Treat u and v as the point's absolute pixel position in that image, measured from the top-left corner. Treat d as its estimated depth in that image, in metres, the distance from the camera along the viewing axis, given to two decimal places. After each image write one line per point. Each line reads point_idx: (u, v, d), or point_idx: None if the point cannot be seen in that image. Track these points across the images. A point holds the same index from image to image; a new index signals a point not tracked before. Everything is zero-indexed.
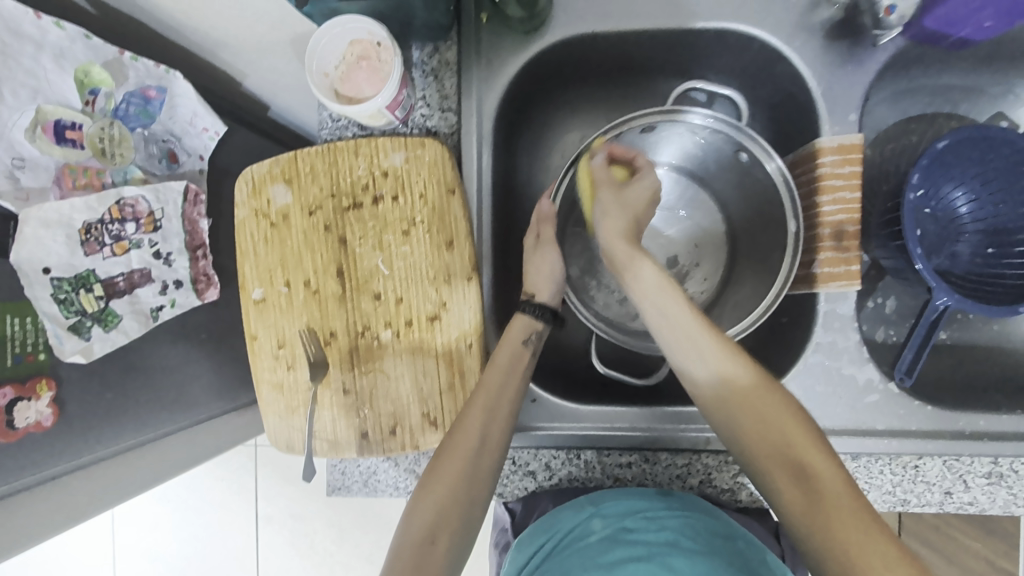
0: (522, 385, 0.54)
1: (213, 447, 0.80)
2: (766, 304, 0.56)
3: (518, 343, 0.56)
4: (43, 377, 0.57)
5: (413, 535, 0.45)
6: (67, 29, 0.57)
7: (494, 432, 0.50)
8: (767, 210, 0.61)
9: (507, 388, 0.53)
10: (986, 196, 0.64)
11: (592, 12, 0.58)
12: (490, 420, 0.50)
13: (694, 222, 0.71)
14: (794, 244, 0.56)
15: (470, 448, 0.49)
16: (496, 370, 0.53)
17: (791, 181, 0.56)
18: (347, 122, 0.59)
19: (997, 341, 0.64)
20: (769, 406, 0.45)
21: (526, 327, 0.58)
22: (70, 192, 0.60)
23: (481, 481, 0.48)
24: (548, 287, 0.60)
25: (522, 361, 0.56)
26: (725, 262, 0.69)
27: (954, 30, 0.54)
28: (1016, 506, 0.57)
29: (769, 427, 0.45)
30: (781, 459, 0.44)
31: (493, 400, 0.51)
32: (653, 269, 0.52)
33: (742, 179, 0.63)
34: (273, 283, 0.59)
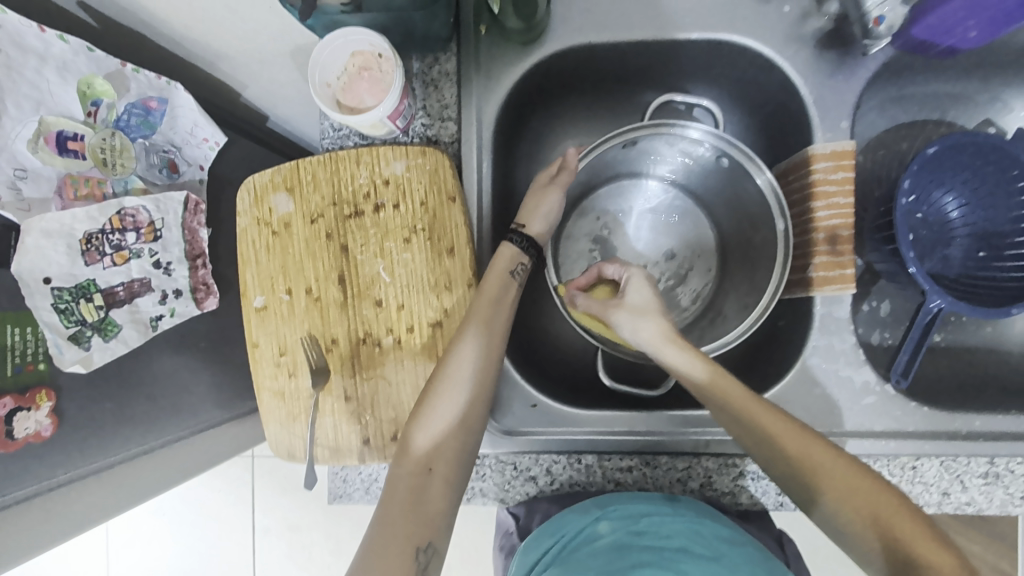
0: (510, 311, 0.56)
1: (212, 457, 0.80)
2: (759, 310, 0.57)
3: (505, 273, 0.56)
4: (44, 388, 0.56)
5: (410, 467, 0.49)
6: (71, 42, 0.58)
7: (484, 371, 0.52)
8: (755, 220, 0.62)
9: (495, 317, 0.54)
10: (977, 200, 0.66)
11: (589, 24, 0.59)
12: (481, 357, 0.52)
13: (684, 232, 0.72)
14: (785, 251, 0.57)
15: (462, 386, 0.51)
16: (484, 300, 0.54)
17: (781, 194, 0.57)
18: (348, 131, 0.60)
19: (991, 342, 0.65)
20: (838, 466, 0.45)
21: (512, 257, 0.57)
22: (72, 202, 0.60)
23: (471, 415, 0.52)
24: (539, 222, 0.60)
25: (510, 292, 0.56)
26: (715, 272, 0.70)
27: (945, 38, 0.55)
28: (1013, 505, 0.57)
29: (840, 487, 0.45)
30: (862, 521, 0.43)
31: (484, 333, 0.53)
32: (649, 326, 0.54)
33: (731, 191, 0.64)
34: (274, 290, 0.59)
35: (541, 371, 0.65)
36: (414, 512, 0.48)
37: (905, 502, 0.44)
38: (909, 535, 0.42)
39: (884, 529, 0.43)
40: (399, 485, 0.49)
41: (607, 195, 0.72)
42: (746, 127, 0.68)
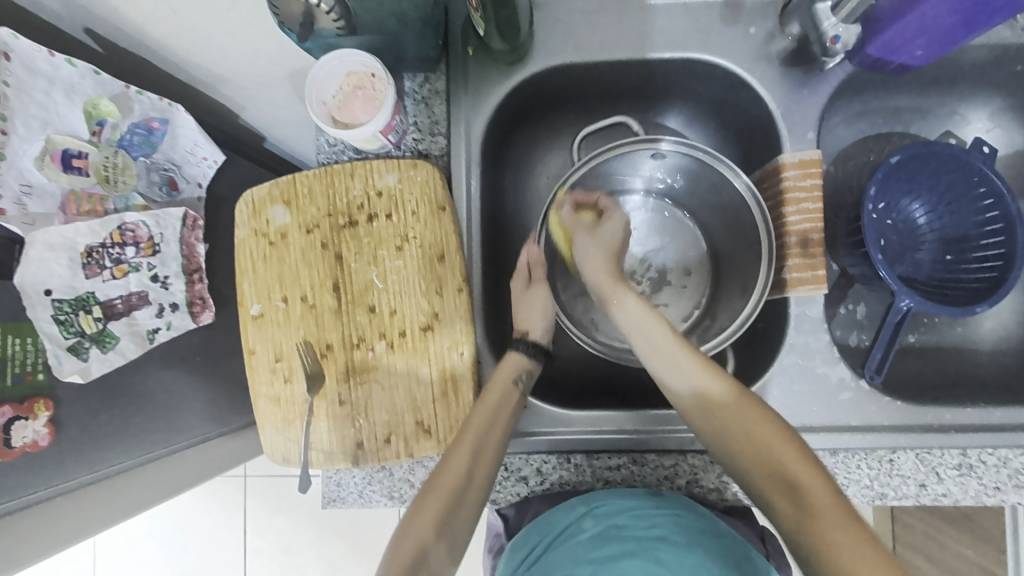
0: (513, 418, 0.57)
1: (205, 470, 0.80)
2: (744, 316, 0.60)
3: (510, 381, 0.58)
4: (41, 398, 0.57)
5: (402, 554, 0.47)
6: (79, 66, 0.61)
7: (484, 458, 0.53)
8: (741, 228, 0.65)
9: (496, 425, 0.55)
10: (942, 206, 0.69)
11: (569, 45, 0.63)
12: (482, 450, 0.53)
13: (676, 245, 0.75)
14: (769, 251, 0.60)
15: (459, 479, 0.51)
16: (488, 403, 0.56)
17: (757, 194, 0.61)
18: (343, 146, 0.63)
19: (961, 341, 0.68)
20: (752, 419, 0.49)
21: (519, 364, 0.61)
22: (74, 217, 0.62)
23: (470, 507, 0.51)
24: (539, 321, 0.64)
25: (512, 398, 0.58)
26: (710, 280, 0.73)
27: (898, 56, 0.58)
28: (987, 496, 0.59)
29: (752, 437, 0.49)
30: (770, 471, 0.47)
31: (486, 431, 0.54)
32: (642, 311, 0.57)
33: (719, 201, 0.67)
34: (271, 299, 0.61)
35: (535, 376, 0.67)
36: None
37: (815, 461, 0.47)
38: (817, 492, 0.44)
39: (789, 480, 0.46)
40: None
41: None
42: (722, 140, 0.72)
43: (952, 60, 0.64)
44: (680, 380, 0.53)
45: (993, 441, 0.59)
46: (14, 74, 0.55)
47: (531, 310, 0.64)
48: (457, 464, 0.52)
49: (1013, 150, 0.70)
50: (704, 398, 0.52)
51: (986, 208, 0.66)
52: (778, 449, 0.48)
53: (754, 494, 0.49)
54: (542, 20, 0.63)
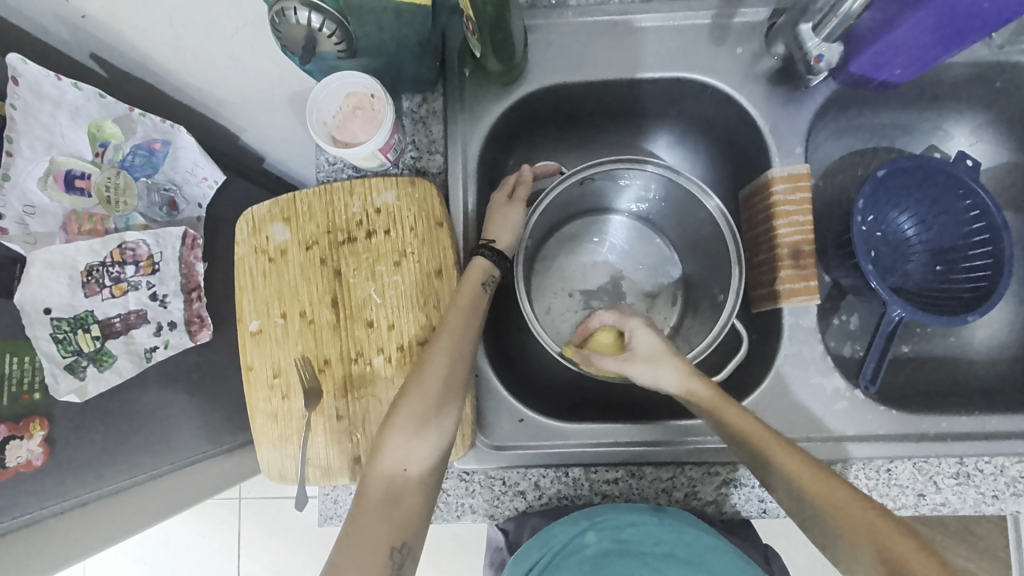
0: (479, 320, 0.58)
1: (201, 490, 0.79)
2: (719, 327, 0.61)
3: (477, 285, 0.59)
4: (37, 418, 0.58)
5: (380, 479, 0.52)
6: (84, 89, 0.62)
7: (457, 370, 0.55)
8: (714, 246, 0.67)
9: (466, 328, 0.57)
10: (929, 219, 0.70)
11: (562, 66, 0.65)
12: (451, 361, 0.55)
13: (649, 263, 0.76)
14: (740, 269, 0.62)
15: (435, 391, 0.54)
16: (455, 311, 0.57)
17: (729, 217, 0.62)
18: (342, 165, 0.64)
19: (954, 350, 0.69)
20: (826, 483, 0.49)
21: (485, 271, 0.60)
22: (76, 236, 0.63)
23: (448, 414, 0.54)
24: (509, 234, 0.62)
25: (480, 301, 0.59)
26: (682, 298, 0.74)
27: (880, 73, 0.60)
28: (986, 505, 0.59)
29: (829, 497, 0.48)
30: (857, 536, 0.46)
31: (453, 345, 0.56)
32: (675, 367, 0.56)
33: (691, 218, 0.68)
34: (269, 315, 0.62)
35: (526, 389, 0.67)
36: (392, 517, 0.51)
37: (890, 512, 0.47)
38: (914, 556, 0.43)
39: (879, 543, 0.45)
40: (371, 490, 0.52)
41: (581, 227, 0.76)
42: (713, 155, 0.74)
43: (932, 77, 0.67)
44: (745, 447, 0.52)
45: (989, 450, 0.59)
46: (20, 98, 0.57)
47: (504, 224, 0.62)
48: (429, 381, 0.54)
49: (997, 163, 0.72)
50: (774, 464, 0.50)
51: (972, 219, 0.67)
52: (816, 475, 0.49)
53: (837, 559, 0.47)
54: (536, 42, 0.66)
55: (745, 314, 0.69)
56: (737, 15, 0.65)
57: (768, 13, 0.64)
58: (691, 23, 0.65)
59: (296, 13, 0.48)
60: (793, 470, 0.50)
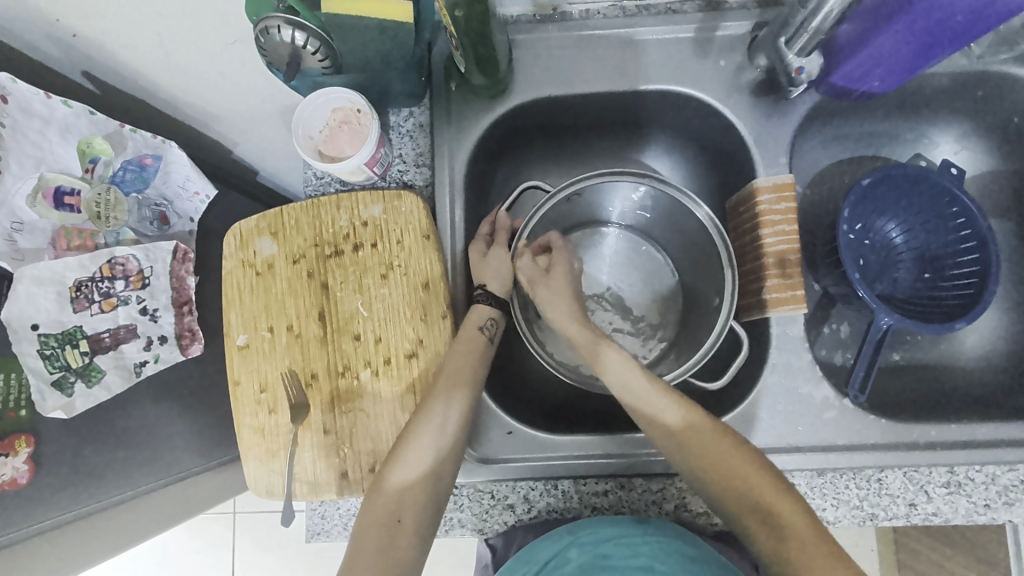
0: (483, 366, 0.59)
1: (190, 505, 0.78)
2: (710, 342, 0.61)
3: (474, 329, 0.60)
4: (23, 435, 0.58)
5: (378, 515, 0.52)
6: (74, 107, 0.62)
7: (455, 410, 0.56)
8: (706, 256, 0.67)
9: (464, 375, 0.57)
10: (916, 226, 0.71)
11: (547, 80, 0.66)
12: (451, 401, 0.56)
13: (646, 274, 0.76)
14: (733, 279, 0.61)
15: (433, 441, 0.54)
16: (456, 358, 0.58)
17: (719, 225, 0.62)
18: (330, 179, 0.64)
19: (944, 358, 0.69)
20: (738, 463, 0.51)
21: (484, 314, 0.61)
22: (65, 252, 0.63)
23: (446, 461, 0.55)
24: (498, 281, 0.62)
25: (480, 345, 0.59)
26: (679, 308, 0.74)
27: (861, 85, 0.61)
28: (978, 514, 0.58)
29: (738, 478, 0.50)
30: (753, 511, 0.50)
31: (453, 387, 0.56)
32: (627, 369, 0.56)
33: (684, 229, 0.68)
34: (257, 329, 0.62)
35: (516, 402, 0.67)
36: (384, 562, 0.50)
37: (791, 489, 0.50)
38: (804, 531, 0.48)
39: (771, 516, 0.49)
40: (365, 538, 0.52)
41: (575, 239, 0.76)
42: (701, 165, 0.74)
43: (915, 87, 0.67)
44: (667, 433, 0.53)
45: (980, 458, 0.58)
46: (10, 116, 0.57)
47: (494, 269, 0.62)
48: (430, 422, 0.55)
49: (981, 171, 0.73)
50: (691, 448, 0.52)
51: (958, 226, 0.67)
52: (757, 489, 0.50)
53: (734, 525, 0.52)
54: (522, 56, 0.66)
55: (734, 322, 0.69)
56: (720, 29, 0.65)
57: (750, 26, 0.65)
58: (675, 37, 0.66)
59: (280, 31, 0.49)
60: (720, 465, 0.51)
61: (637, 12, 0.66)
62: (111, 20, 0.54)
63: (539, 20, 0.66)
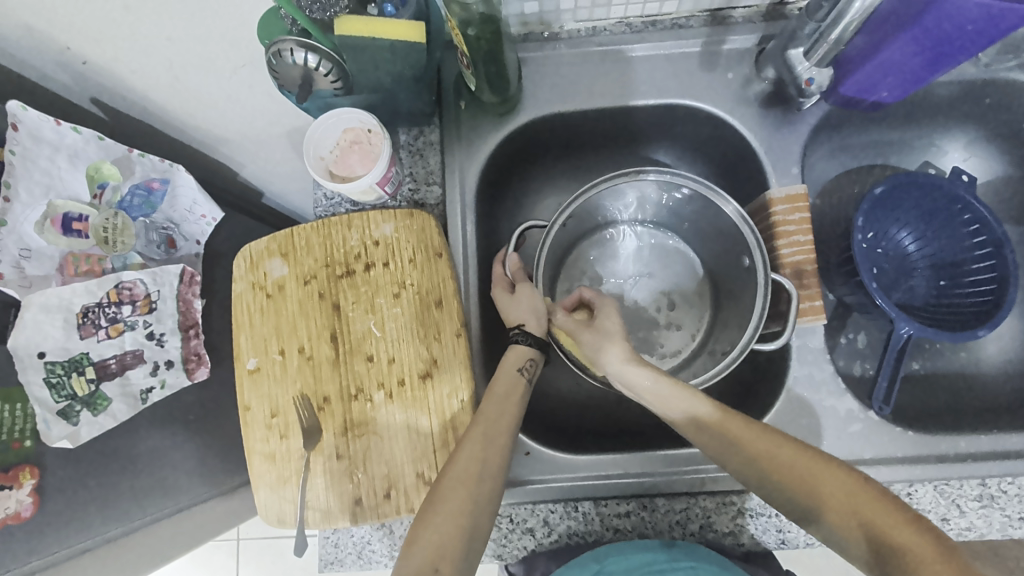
0: (520, 408, 0.56)
1: (199, 534, 0.77)
2: (742, 346, 0.57)
3: (514, 372, 0.58)
4: (27, 466, 0.57)
5: (418, 565, 0.45)
6: (83, 133, 0.63)
7: (492, 454, 0.52)
8: (732, 253, 0.65)
9: (504, 417, 0.54)
10: (929, 234, 0.70)
11: (557, 96, 0.66)
12: (489, 445, 0.52)
13: (673, 270, 0.74)
14: (765, 279, 0.58)
15: (471, 482, 0.50)
16: (494, 406, 0.55)
17: (749, 221, 0.59)
18: (340, 199, 0.64)
19: (965, 366, 0.67)
20: (797, 459, 0.47)
21: (521, 356, 0.59)
22: (72, 278, 0.63)
23: (483, 504, 0.50)
24: (533, 318, 0.61)
25: (519, 387, 0.57)
26: (710, 305, 0.71)
27: (870, 95, 0.61)
28: (1013, 528, 0.57)
29: (802, 475, 0.46)
30: (832, 509, 0.45)
31: (491, 432, 0.53)
32: (647, 373, 0.54)
33: (715, 227, 0.65)
34: (267, 351, 0.61)
35: (535, 421, 0.66)
36: None
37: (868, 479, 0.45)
38: (895, 524, 0.42)
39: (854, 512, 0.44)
40: None
41: (596, 246, 0.74)
42: (711, 177, 0.74)
43: (922, 96, 0.67)
44: (714, 440, 0.50)
45: (1011, 469, 0.57)
46: (19, 144, 0.57)
47: (528, 307, 0.61)
48: (466, 465, 0.51)
49: (991, 178, 0.72)
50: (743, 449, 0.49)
51: (972, 233, 0.66)
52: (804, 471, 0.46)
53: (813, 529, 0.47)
54: (531, 73, 0.67)
55: None
56: (726, 42, 0.66)
57: (757, 39, 0.65)
58: (681, 51, 0.66)
59: (293, 53, 0.50)
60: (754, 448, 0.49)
61: (643, 29, 0.66)
62: (121, 47, 0.54)
63: (547, 38, 0.67)
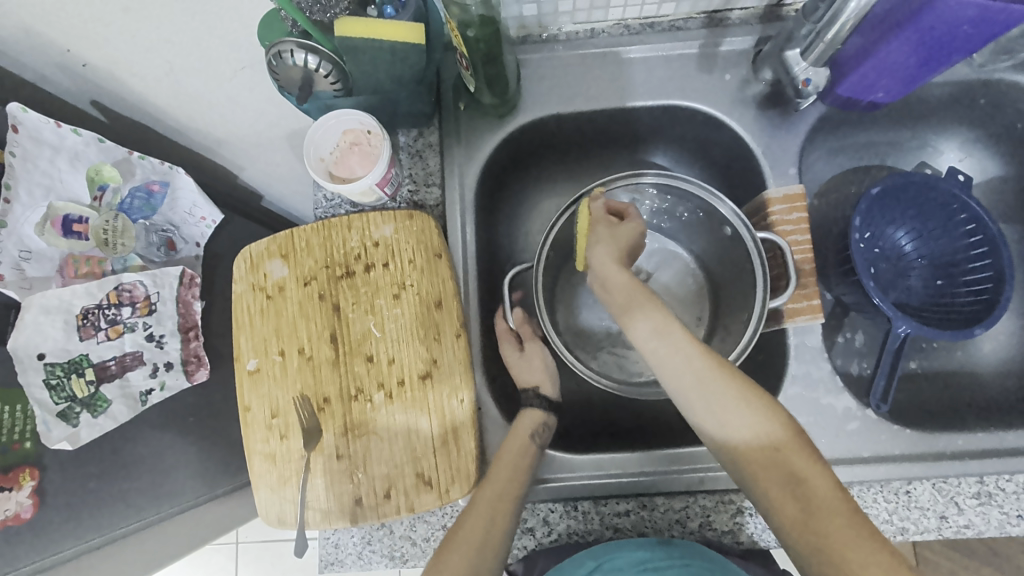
0: (527, 480, 0.54)
1: (200, 535, 0.77)
2: (745, 342, 0.57)
3: (526, 437, 0.57)
4: (27, 468, 0.57)
5: None
6: (83, 135, 0.63)
7: (497, 527, 0.50)
8: (729, 253, 0.65)
9: (513, 481, 0.53)
10: (925, 234, 0.70)
11: (555, 98, 0.67)
12: (494, 511, 0.51)
13: (671, 274, 0.74)
14: (762, 277, 0.59)
15: (477, 549, 0.48)
16: (503, 469, 0.54)
17: (744, 219, 0.60)
18: (340, 201, 0.64)
19: (962, 365, 0.68)
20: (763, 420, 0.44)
21: (535, 420, 0.60)
22: (72, 279, 0.63)
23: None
24: (545, 378, 0.64)
25: (529, 452, 0.56)
26: (708, 308, 0.72)
27: (866, 96, 0.61)
28: (1011, 525, 0.57)
29: (759, 436, 0.44)
30: (773, 469, 0.43)
31: (498, 498, 0.52)
32: (654, 325, 0.49)
33: (711, 230, 0.66)
34: (267, 352, 0.61)
35: None
36: None
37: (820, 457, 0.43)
38: (840, 517, 0.41)
39: (793, 476, 0.43)
40: None
41: None
42: (709, 178, 0.74)
43: (918, 97, 0.68)
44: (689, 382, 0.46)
45: (1009, 467, 0.57)
46: (20, 145, 0.57)
47: (535, 370, 0.63)
48: (472, 531, 0.50)
49: (987, 178, 0.73)
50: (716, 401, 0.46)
51: (968, 232, 0.67)
52: (783, 452, 0.43)
53: (745, 485, 0.45)
54: (530, 75, 0.67)
55: None
56: (724, 44, 0.66)
57: (753, 41, 0.66)
58: (679, 53, 0.67)
59: (293, 55, 0.51)
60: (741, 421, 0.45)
61: (641, 30, 0.67)
62: (122, 50, 0.55)
63: (546, 40, 0.67)
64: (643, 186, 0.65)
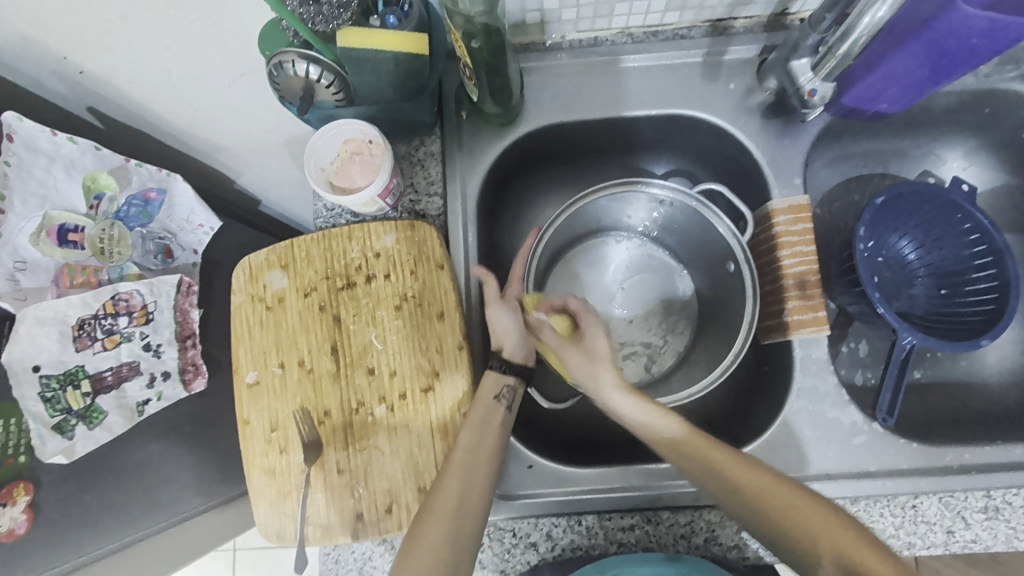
0: (502, 437, 0.56)
1: (198, 546, 0.76)
2: (732, 354, 0.59)
3: (493, 398, 0.57)
4: (21, 482, 0.56)
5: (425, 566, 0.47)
6: (80, 143, 0.62)
7: (472, 488, 0.51)
8: (721, 265, 0.66)
9: (484, 445, 0.54)
10: (930, 243, 0.70)
11: (558, 107, 0.66)
12: (467, 478, 0.51)
13: (659, 280, 0.74)
14: (754, 295, 0.60)
15: (459, 488, 0.51)
16: (474, 424, 0.55)
17: (740, 239, 0.61)
18: (341, 210, 0.63)
19: (967, 376, 0.67)
20: (770, 487, 0.48)
21: (498, 381, 0.58)
22: (67, 290, 0.61)
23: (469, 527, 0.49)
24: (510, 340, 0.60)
25: (498, 415, 0.56)
26: (695, 316, 0.72)
27: (871, 106, 0.61)
28: (1018, 540, 0.56)
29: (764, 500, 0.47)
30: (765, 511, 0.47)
31: (471, 463, 0.52)
32: (635, 402, 0.54)
33: (702, 240, 0.67)
34: (267, 365, 0.60)
35: (537, 433, 0.66)
36: None
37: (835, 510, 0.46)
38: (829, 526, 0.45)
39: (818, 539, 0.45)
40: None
41: (586, 250, 0.74)
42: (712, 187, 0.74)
43: (922, 107, 0.68)
44: (695, 462, 0.51)
45: (1016, 481, 0.57)
46: (16, 154, 0.56)
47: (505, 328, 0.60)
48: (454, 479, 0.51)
49: (990, 187, 0.73)
50: (726, 477, 0.49)
51: (973, 242, 0.67)
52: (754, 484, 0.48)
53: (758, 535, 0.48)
54: (532, 84, 0.67)
55: (753, 345, 0.68)
56: (728, 52, 0.66)
57: (757, 50, 0.66)
58: (683, 61, 0.66)
59: (294, 65, 0.51)
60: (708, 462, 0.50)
61: (645, 38, 0.66)
62: (121, 59, 0.54)
63: (548, 47, 0.67)
64: (645, 194, 0.65)
